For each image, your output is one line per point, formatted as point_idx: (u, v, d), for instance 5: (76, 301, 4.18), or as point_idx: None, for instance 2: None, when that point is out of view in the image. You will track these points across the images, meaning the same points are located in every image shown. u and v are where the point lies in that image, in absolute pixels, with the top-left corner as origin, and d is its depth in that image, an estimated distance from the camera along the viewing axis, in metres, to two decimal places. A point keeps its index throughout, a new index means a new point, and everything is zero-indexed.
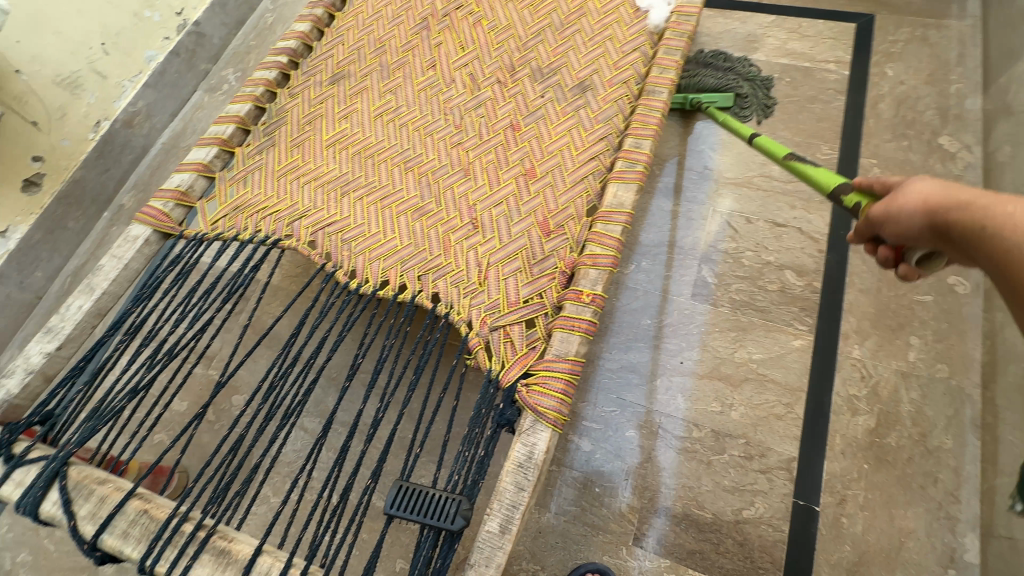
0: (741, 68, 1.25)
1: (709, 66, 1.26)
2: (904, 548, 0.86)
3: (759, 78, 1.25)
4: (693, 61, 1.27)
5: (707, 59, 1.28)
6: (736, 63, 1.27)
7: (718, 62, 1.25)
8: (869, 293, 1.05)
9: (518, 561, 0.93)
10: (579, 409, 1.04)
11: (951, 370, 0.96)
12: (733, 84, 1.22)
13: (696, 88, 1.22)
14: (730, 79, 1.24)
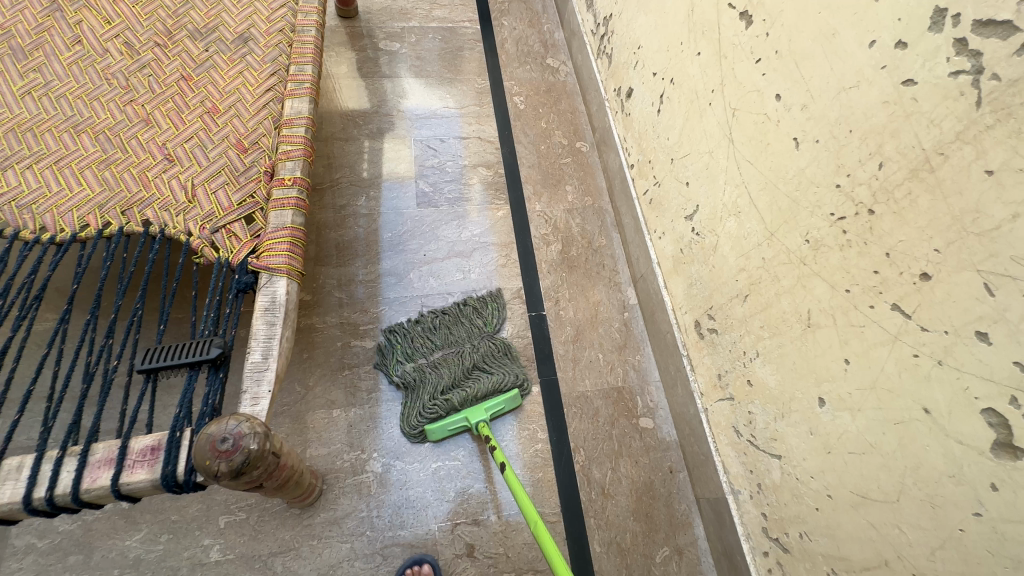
0: (478, 329, 1.17)
1: (451, 355, 1.14)
2: (598, 313, 1.25)
3: (495, 322, 1.20)
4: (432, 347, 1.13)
5: (442, 352, 1.13)
6: (467, 330, 1.18)
7: (454, 335, 1.15)
8: (535, 167, 1.45)
9: (340, 455, 1.03)
10: (354, 320, 1.17)
11: (594, 199, 1.41)
12: (496, 358, 1.14)
13: (475, 398, 1.07)
14: (478, 344, 1.15)
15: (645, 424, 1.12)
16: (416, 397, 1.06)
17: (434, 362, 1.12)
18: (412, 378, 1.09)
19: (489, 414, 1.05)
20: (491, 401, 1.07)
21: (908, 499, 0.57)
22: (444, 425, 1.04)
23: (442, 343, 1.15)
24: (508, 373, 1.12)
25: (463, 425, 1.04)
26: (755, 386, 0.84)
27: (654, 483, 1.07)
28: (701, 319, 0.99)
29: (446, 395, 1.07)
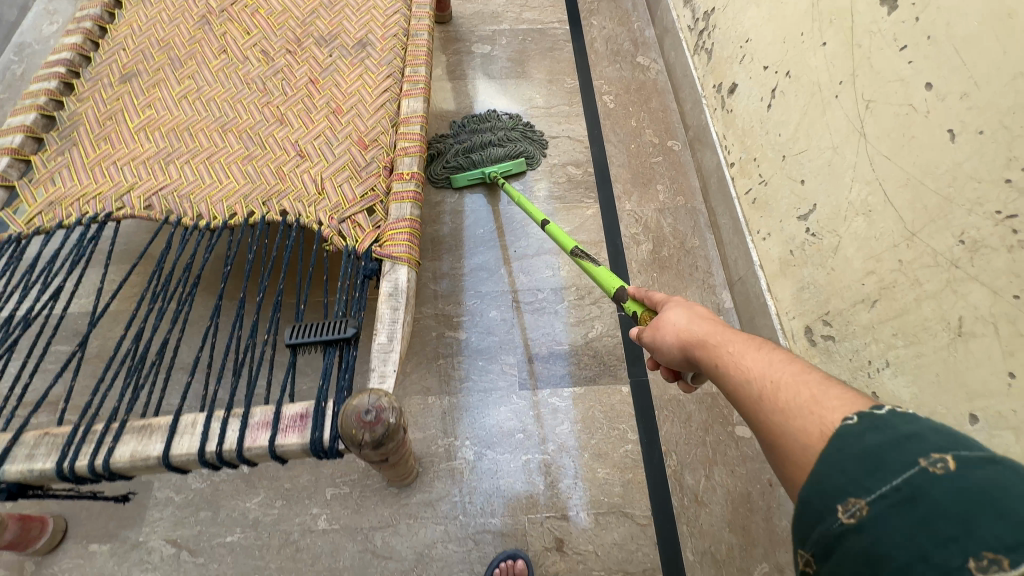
0: (500, 127, 1.45)
1: (485, 137, 1.43)
2: None
3: (515, 120, 1.48)
4: (461, 134, 1.44)
5: (468, 128, 1.46)
6: (489, 120, 1.48)
7: (481, 131, 1.44)
8: (625, 166, 1.44)
9: (434, 440, 1.07)
10: (448, 311, 1.22)
11: (686, 198, 1.37)
12: (510, 139, 1.43)
13: (490, 161, 1.38)
14: (502, 139, 1.43)
15: (742, 432, 1.08)
16: (443, 154, 1.41)
17: (459, 132, 1.45)
18: (444, 151, 1.41)
19: (500, 171, 1.36)
20: (504, 163, 1.38)
21: None
22: (465, 176, 1.36)
23: (466, 123, 1.47)
24: (517, 146, 1.42)
25: (479, 178, 1.37)
26: (883, 399, 0.78)
27: (752, 496, 1.02)
28: (815, 325, 0.93)
29: (468, 156, 1.39)
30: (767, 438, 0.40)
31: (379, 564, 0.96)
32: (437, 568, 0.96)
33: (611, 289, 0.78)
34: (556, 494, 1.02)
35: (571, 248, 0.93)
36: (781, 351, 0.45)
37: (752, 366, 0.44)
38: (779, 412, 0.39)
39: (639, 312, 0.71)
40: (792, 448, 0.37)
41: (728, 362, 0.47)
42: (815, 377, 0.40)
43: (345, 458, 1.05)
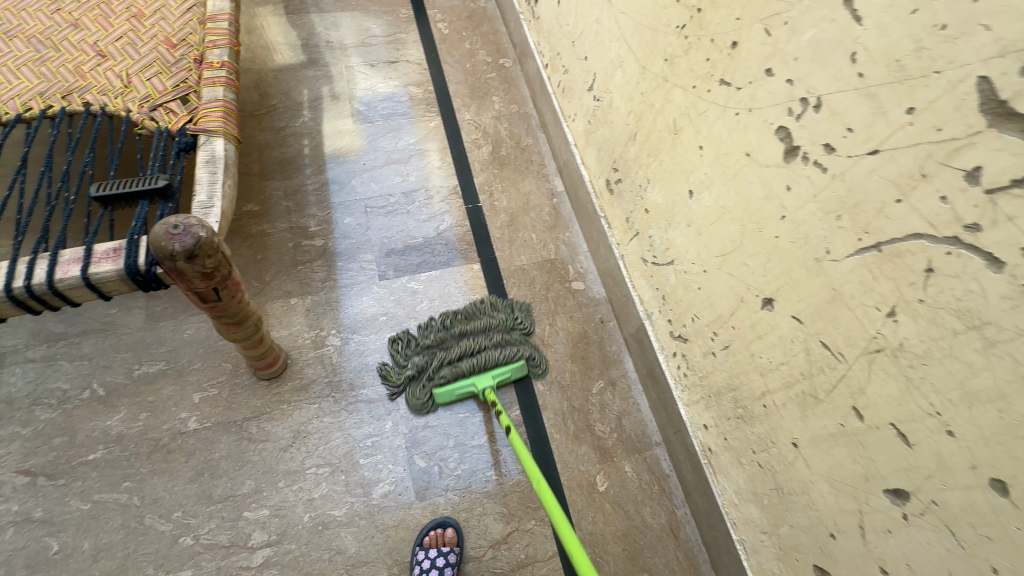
0: (495, 321, 1.15)
1: (470, 344, 1.12)
2: (530, 201, 1.37)
3: (514, 314, 1.18)
4: (443, 331, 1.13)
5: (455, 327, 1.14)
6: (480, 316, 1.16)
7: (471, 327, 1.14)
8: (463, 83, 1.56)
9: (300, 335, 1.13)
10: (303, 224, 1.27)
11: (519, 105, 1.53)
12: (508, 339, 1.15)
13: (482, 367, 1.09)
14: (499, 340, 1.14)
15: (577, 286, 1.26)
16: (431, 368, 1.08)
17: (445, 337, 1.12)
18: (424, 362, 1.09)
19: (494, 382, 1.08)
20: (498, 369, 1.10)
21: (747, 237, 0.72)
22: (451, 390, 1.07)
23: (454, 324, 1.14)
24: (518, 345, 1.14)
25: (470, 391, 1.08)
26: (651, 211, 0.98)
27: (588, 332, 1.21)
28: (610, 175, 1.12)
29: (450, 362, 1.09)
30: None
31: (256, 447, 1.01)
32: (314, 440, 1.03)
33: None
34: None
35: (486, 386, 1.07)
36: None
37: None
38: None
39: None
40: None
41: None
42: None
43: (211, 364, 1.08)
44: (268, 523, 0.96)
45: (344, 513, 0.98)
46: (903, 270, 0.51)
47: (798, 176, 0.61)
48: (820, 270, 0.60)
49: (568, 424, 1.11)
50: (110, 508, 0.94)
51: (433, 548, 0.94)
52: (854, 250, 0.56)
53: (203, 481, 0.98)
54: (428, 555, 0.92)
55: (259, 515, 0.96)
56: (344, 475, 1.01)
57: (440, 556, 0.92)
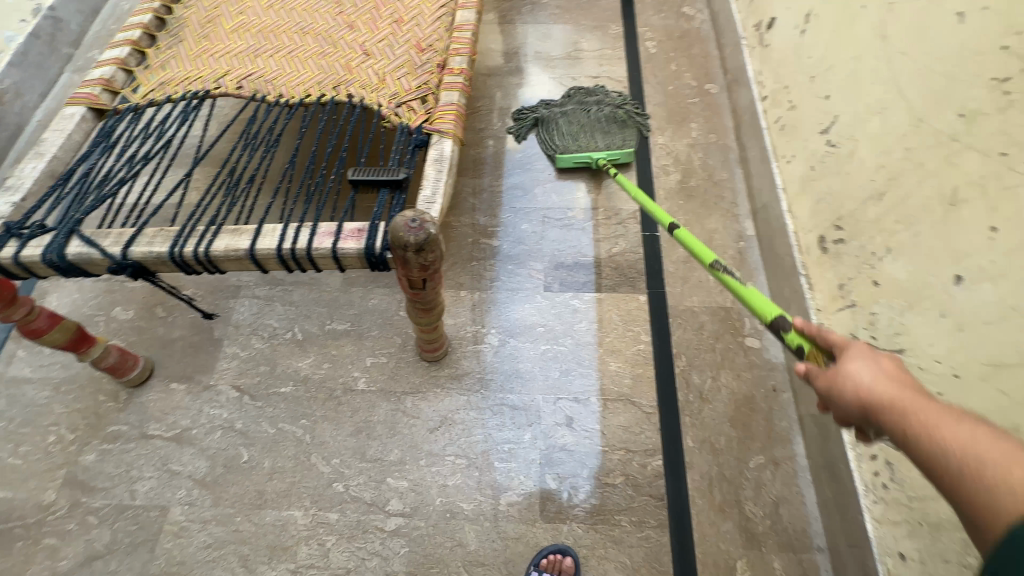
0: (609, 115, 1.43)
1: (587, 126, 1.42)
2: (713, 239, 1.27)
3: (617, 99, 1.46)
4: (569, 117, 1.44)
5: (577, 113, 1.44)
6: (600, 107, 1.45)
7: (590, 117, 1.43)
8: (661, 105, 1.50)
9: (463, 326, 1.19)
10: (483, 222, 1.33)
11: (719, 136, 1.43)
12: (616, 118, 1.43)
13: (598, 148, 1.38)
14: (611, 128, 1.41)
15: (751, 343, 1.14)
16: (552, 136, 1.41)
17: (567, 119, 1.43)
18: (548, 133, 1.42)
19: (608, 157, 1.36)
20: (613, 152, 1.36)
21: None
22: (571, 158, 1.37)
23: (569, 98, 1.47)
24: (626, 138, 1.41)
25: (585, 162, 1.38)
26: (883, 285, 0.83)
27: (756, 397, 1.08)
28: (827, 232, 0.98)
29: (566, 142, 1.40)
30: (970, 509, 0.37)
31: (408, 421, 1.09)
32: (457, 429, 1.08)
33: (766, 314, 0.67)
34: (570, 379, 1.12)
35: (710, 260, 0.82)
36: (984, 425, 0.39)
37: (861, 377, 0.48)
38: (998, 486, 0.35)
39: (806, 348, 0.62)
40: (1000, 523, 0.34)
41: (921, 432, 0.42)
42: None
43: (385, 334, 1.19)
44: (405, 495, 1.02)
45: (471, 508, 1.00)
46: None
47: None
48: None
49: (714, 493, 1.00)
50: (289, 439, 1.09)
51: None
52: None
53: (361, 438, 1.08)
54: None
55: (400, 485, 1.03)
56: (477, 472, 1.03)
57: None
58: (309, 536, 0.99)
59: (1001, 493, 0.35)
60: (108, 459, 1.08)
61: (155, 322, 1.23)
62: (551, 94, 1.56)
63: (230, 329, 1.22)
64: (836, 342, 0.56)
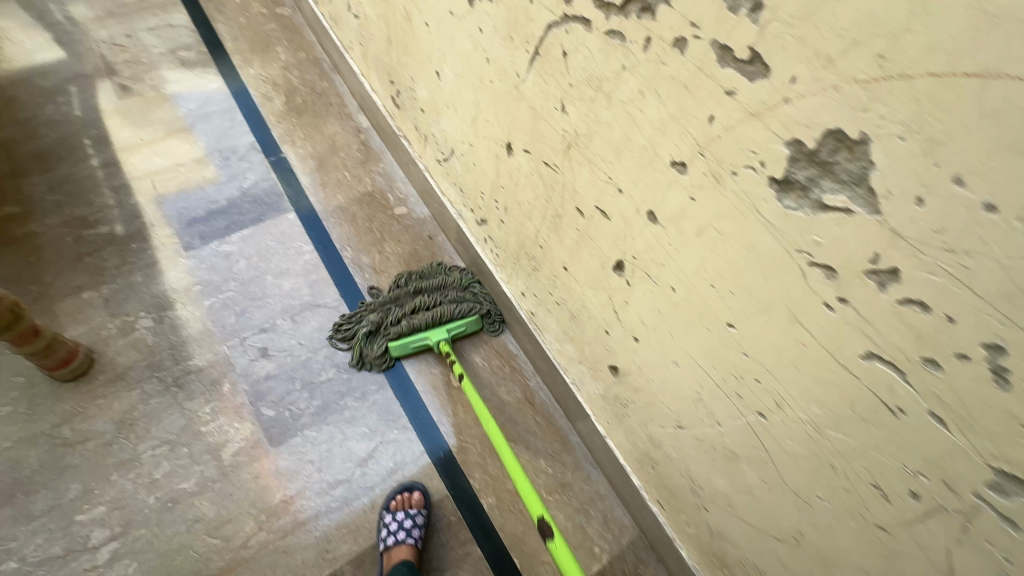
0: (450, 278, 1.15)
1: (424, 302, 1.11)
2: (337, 142, 1.35)
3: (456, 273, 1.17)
4: (401, 289, 1.13)
5: (410, 285, 1.14)
6: (436, 274, 1.17)
7: (423, 285, 1.14)
8: (240, 38, 1.47)
9: (102, 327, 1.04)
10: (80, 214, 1.15)
11: (307, 51, 1.48)
12: (468, 294, 1.14)
13: (434, 323, 1.10)
14: (456, 297, 1.13)
15: (400, 211, 1.28)
16: (384, 324, 1.09)
17: (400, 294, 1.12)
18: (380, 318, 1.09)
19: (449, 334, 1.10)
20: (452, 323, 1.11)
21: (478, 96, 0.78)
22: (406, 343, 1.07)
23: (410, 282, 1.14)
24: (475, 303, 1.13)
25: (425, 344, 1.09)
26: (425, 109, 1.02)
27: (419, 249, 1.24)
28: (391, 89, 1.14)
29: (407, 314, 1.10)
30: None
31: (74, 449, 0.93)
32: (143, 423, 0.97)
33: None
34: (248, 316, 1.10)
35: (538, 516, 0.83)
36: None
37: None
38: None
39: None
40: None
41: None
42: None
43: None
44: (108, 518, 0.89)
45: (193, 483, 0.94)
46: (554, 65, 0.58)
47: (481, 14, 0.66)
48: (521, 96, 0.67)
49: None
50: None
51: (401, 511, 0.94)
52: (528, 63, 0.62)
53: (17, 501, 0.88)
54: (395, 518, 0.92)
55: (95, 513, 0.89)
56: (186, 448, 0.96)
57: (408, 517, 0.93)
58: None
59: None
60: None
61: None
62: (109, 59, 1.37)
63: None
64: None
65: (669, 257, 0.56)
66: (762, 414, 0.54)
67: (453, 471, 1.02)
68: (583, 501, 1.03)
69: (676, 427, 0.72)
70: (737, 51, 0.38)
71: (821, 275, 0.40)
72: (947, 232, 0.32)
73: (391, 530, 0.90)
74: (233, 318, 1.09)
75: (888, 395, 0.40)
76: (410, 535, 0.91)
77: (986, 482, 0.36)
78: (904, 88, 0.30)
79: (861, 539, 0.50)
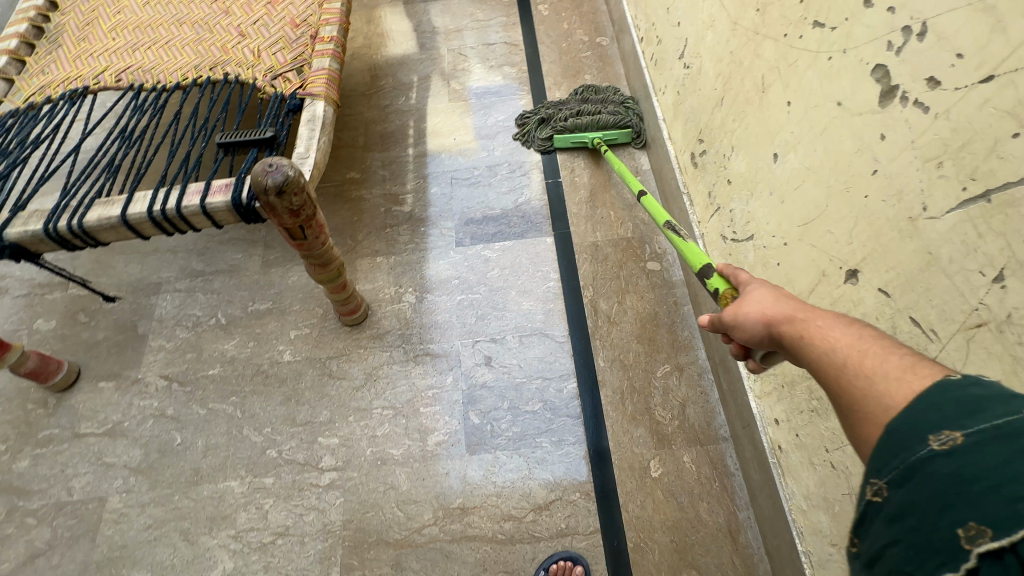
0: (613, 97, 1.39)
1: (591, 108, 1.37)
2: (612, 178, 1.34)
3: (617, 95, 1.40)
4: (573, 99, 1.42)
5: (581, 95, 1.42)
6: (603, 92, 1.42)
7: (592, 97, 1.41)
8: (556, 62, 1.57)
9: (381, 289, 1.24)
10: (395, 191, 1.38)
11: (611, 82, 1.49)
12: (625, 108, 1.36)
13: (594, 127, 1.37)
14: (613, 108, 1.37)
15: (652, 266, 1.20)
16: (553, 118, 1.39)
17: (570, 100, 1.41)
18: (552, 113, 1.40)
19: (603, 136, 1.35)
20: (609, 131, 1.36)
21: (832, 202, 0.64)
22: (569, 137, 1.36)
23: (583, 92, 1.43)
24: (626, 116, 1.35)
25: (582, 142, 1.37)
26: (733, 181, 0.91)
27: (659, 313, 1.15)
28: (695, 146, 1.06)
29: (574, 120, 1.37)
30: (853, 410, 0.40)
31: (334, 382, 1.13)
32: (382, 383, 1.12)
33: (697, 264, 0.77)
34: (486, 323, 1.17)
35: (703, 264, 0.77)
36: (869, 331, 0.43)
37: (761, 301, 0.53)
38: (866, 380, 0.40)
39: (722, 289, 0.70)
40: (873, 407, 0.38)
41: (810, 340, 0.46)
42: (875, 337, 0.42)
43: (307, 307, 1.22)
44: (337, 451, 1.06)
45: (400, 453, 1.05)
46: (1016, 221, 0.43)
47: (895, 119, 0.53)
48: (914, 232, 0.52)
49: (627, 404, 1.06)
50: (219, 416, 1.11)
51: None
52: (954, 203, 0.48)
53: (290, 405, 1.11)
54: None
55: (330, 442, 1.07)
56: (405, 420, 1.08)
57: None
58: (246, 502, 1.02)
59: (882, 421, 0.37)
60: (42, 462, 1.09)
61: (78, 328, 1.25)
62: (452, 64, 1.61)
63: (154, 324, 1.24)
64: (739, 277, 0.61)
65: None
66: None
67: (621, 569, 0.93)
68: None
69: None
70: None
71: None
72: None
73: None
74: (474, 319, 1.18)
75: None
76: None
77: None
78: None
79: None
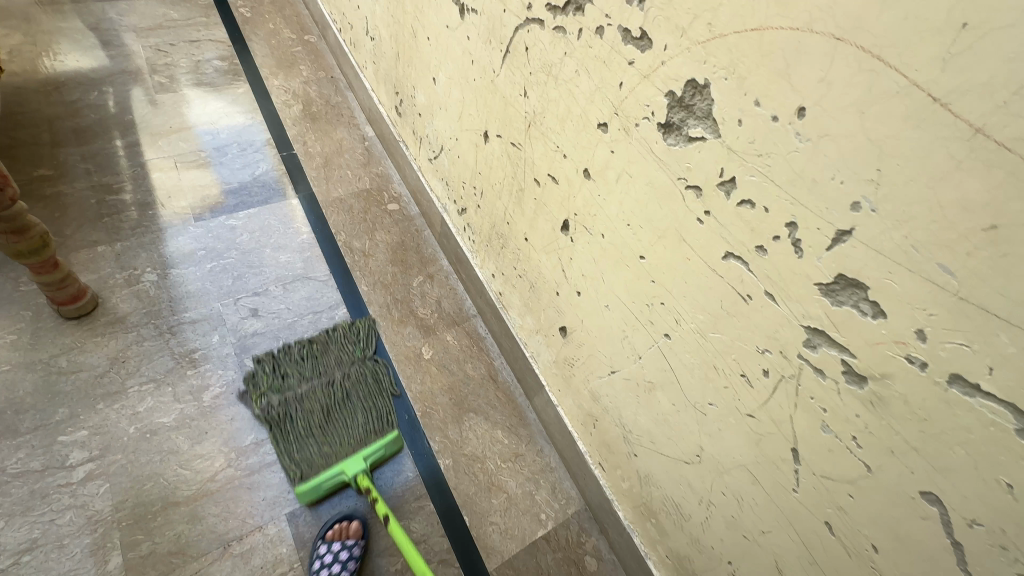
0: (347, 355, 1.15)
1: (323, 392, 1.08)
2: (343, 145, 1.53)
3: (365, 347, 1.17)
4: (300, 372, 1.10)
5: (307, 364, 1.11)
6: (334, 343, 1.16)
7: (320, 351, 1.13)
8: (269, 56, 1.68)
9: (110, 277, 1.15)
10: (105, 182, 1.29)
11: (326, 71, 1.69)
12: (381, 406, 1.10)
13: (349, 454, 1.01)
14: (352, 381, 1.11)
15: (393, 207, 1.43)
16: (286, 436, 1.01)
17: (294, 382, 1.08)
18: (280, 415, 1.03)
19: (368, 465, 1.00)
20: (368, 448, 1.02)
21: (464, 92, 0.95)
22: (319, 483, 0.96)
23: (301, 347, 1.13)
24: (382, 412, 1.09)
25: (339, 480, 0.98)
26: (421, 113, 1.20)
27: (406, 240, 1.38)
28: (395, 100, 1.32)
29: (327, 447, 1.01)
30: None
31: (67, 377, 1.01)
32: (134, 361, 1.06)
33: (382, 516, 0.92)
34: (245, 281, 1.21)
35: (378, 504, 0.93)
36: None
37: None
38: None
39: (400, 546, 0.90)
40: None
41: None
42: None
43: (7, 313, 1.05)
44: (89, 441, 0.96)
45: (173, 418, 1.01)
46: (518, 57, 0.75)
47: (468, 23, 0.85)
48: (495, 88, 0.84)
49: (394, 312, 1.25)
50: None
51: (338, 542, 0.92)
52: (502, 59, 0.79)
53: (6, 417, 0.95)
54: (330, 549, 0.91)
55: (77, 436, 0.96)
56: (170, 387, 1.04)
57: (344, 549, 0.91)
58: None
59: None
60: None
61: None
62: (151, 61, 1.56)
63: None
64: None
65: (600, 207, 0.70)
66: (667, 334, 0.66)
67: (415, 434, 1.10)
68: (534, 470, 1.10)
69: (610, 372, 0.83)
70: (632, 31, 0.54)
71: (693, 195, 0.54)
72: (757, 142, 0.46)
73: (325, 563, 0.88)
74: (231, 280, 1.20)
75: (740, 285, 0.53)
76: (345, 568, 0.88)
77: (802, 341, 0.49)
78: (723, 44, 0.46)
79: (738, 434, 0.61)
